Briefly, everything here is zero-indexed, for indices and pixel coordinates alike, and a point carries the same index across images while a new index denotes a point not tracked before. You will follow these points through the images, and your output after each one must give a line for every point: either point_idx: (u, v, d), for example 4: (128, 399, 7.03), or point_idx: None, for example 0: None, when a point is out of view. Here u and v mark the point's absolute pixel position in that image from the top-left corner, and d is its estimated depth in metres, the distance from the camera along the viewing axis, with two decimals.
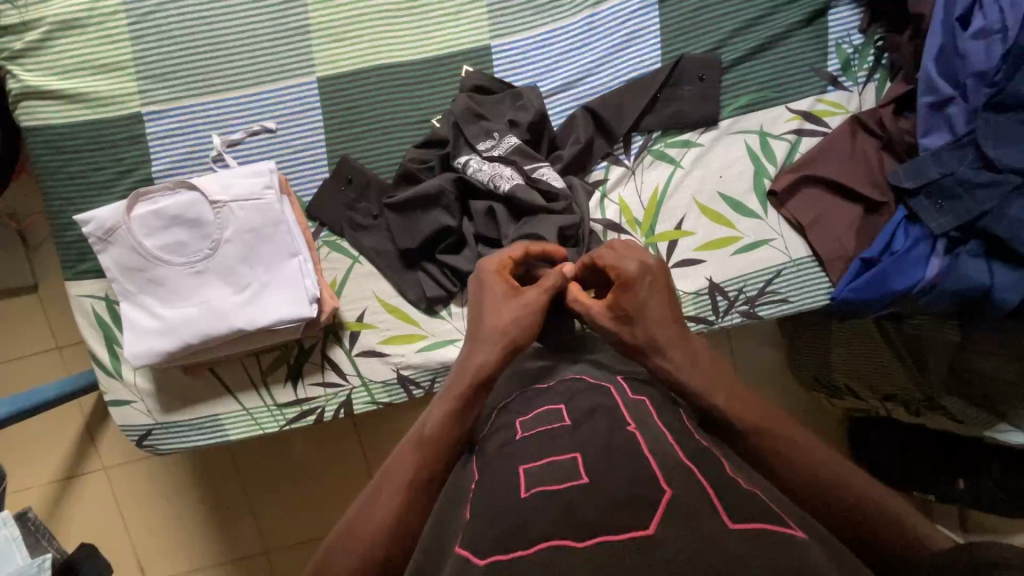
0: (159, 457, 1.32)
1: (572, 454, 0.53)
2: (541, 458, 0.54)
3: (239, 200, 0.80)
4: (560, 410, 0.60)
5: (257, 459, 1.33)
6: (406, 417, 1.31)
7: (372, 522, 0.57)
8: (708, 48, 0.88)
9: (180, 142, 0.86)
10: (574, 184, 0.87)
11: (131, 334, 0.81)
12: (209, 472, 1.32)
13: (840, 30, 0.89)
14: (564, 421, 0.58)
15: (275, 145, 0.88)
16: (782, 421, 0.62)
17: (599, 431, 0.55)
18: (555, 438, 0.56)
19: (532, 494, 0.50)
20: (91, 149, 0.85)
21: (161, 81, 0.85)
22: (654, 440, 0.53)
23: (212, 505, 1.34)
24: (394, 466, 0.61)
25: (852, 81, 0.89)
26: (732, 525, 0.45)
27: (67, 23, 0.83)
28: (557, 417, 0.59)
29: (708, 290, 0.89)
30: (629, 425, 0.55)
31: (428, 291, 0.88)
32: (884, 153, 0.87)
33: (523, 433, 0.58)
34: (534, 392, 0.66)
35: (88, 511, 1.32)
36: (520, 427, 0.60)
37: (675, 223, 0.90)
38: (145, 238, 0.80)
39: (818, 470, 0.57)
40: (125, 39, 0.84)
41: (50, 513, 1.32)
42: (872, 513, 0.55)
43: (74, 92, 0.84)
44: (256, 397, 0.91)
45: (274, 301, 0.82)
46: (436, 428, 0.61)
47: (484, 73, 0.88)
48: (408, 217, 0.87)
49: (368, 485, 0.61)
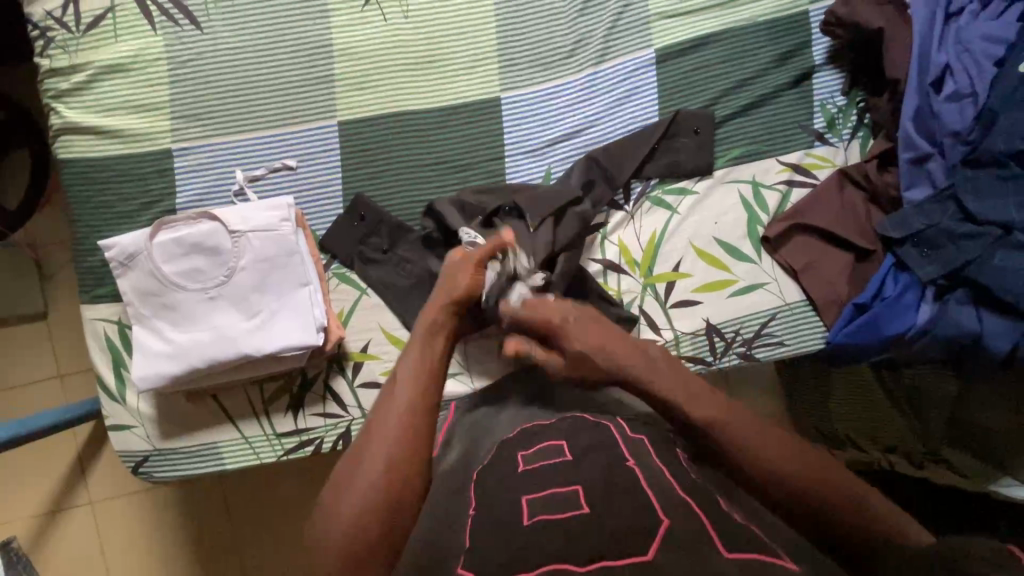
0: (149, 491, 1.30)
1: (572, 487, 0.54)
2: (542, 490, 0.54)
3: (257, 230, 0.84)
4: (562, 445, 0.60)
5: (247, 495, 1.30)
6: None
7: (342, 520, 0.56)
8: (702, 105, 0.95)
9: (205, 176, 0.91)
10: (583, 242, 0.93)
11: (141, 357, 0.83)
12: (199, 506, 1.30)
13: (825, 91, 0.95)
14: (565, 455, 0.58)
15: (294, 182, 0.93)
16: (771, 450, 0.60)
17: (599, 467, 0.56)
18: (556, 468, 0.57)
19: (534, 523, 0.51)
20: (122, 181, 0.90)
21: (192, 121, 0.91)
22: (652, 477, 0.54)
23: (198, 542, 1.30)
24: (359, 468, 0.58)
25: (837, 137, 0.95)
26: (726, 553, 0.45)
27: (112, 68, 0.90)
28: (559, 452, 0.59)
29: (705, 331, 0.93)
30: (628, 460, 0.56)
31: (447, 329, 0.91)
32: (871, 204, 0.92)
33: (524, 467, 0.58)
34: (534, 426, 0.66)
35: (71, 545, 1.29)
36: (523, 459, 0.60)
37: (672, 265, 0.94)
38: (164, 263, 0.83)
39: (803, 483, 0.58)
40: (163, 82, 0.91)
41: (30, 547, 1.29)
42: (849, 511, 0.56)
43: (112, 129, 0.90)
44: (257, 425, 0.91)
45: (282, 329, 0.84)
46: (396, 418, 0.61)
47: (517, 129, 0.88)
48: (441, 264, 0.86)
49: (331, 483, 0.59)
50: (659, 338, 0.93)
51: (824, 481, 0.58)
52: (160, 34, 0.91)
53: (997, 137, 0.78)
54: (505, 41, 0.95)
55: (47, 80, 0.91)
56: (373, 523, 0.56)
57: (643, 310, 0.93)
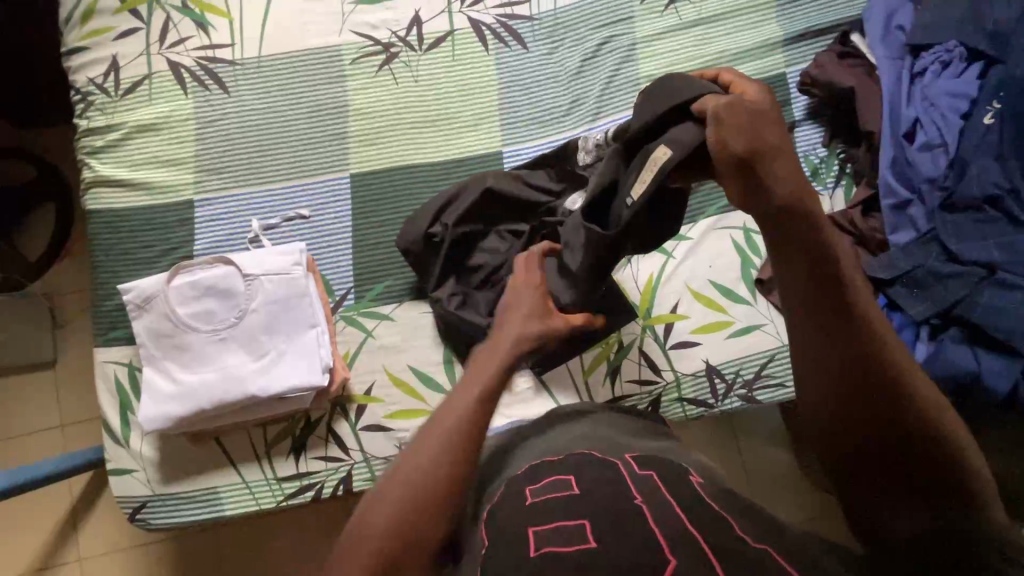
0: (142, 546, 1.26)
1: (578, 521, 0.54)
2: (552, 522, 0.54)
3: (269, 274, 0.88)
4: (569, 480, 0.60)
5: (241, 549, 1.26)
6: None
7: (378, 521, 0.57)
8: None
9: (223, 225, 0.96)
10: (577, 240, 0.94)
11: (149, 398, 0.85)
12: (191, 563, 1.25)
13: (806, 144, 1.01)
14: (575, 489, 0.58)
15: (305, 230, 0.98)
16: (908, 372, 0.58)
17: (600, 499, 0.56)
18: (556, 502, 0.57)
19: (540, 555, 0.51)
20: (144, 229, 0.95)
21: (215, 174, 0.97)
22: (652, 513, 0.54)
23: None
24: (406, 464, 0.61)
25: (822, 185, 0.99)
26: None
27: (145, 127, 0.98)
28: (564, 487, 0.59)
29: (706, 372, 0.95)
30: (636, 497, 0.56)
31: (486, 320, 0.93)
32: (859, 248, 0.94)
33: (533, 500, 0.58)
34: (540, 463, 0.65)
35: None
36: (535, 496, 0.59)
37: (670, 307, 0.97)
38: (178, 305, 0.87)
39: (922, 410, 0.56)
40: (190, 140, 0.98)
41: None
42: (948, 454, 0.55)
43: (139, 181, 0.96)
44: (258, 470, 0.91)
45: (289, 371, 0.86)
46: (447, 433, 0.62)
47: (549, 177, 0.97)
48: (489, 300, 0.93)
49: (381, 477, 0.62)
50: (661, 380, 0.95)
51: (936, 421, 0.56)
52: (191, 98, 0.99)
53: (970, 183, 0.83)
54: (507, 102, 1.03)
55: (84, 138, 0.98)
56: (401, 533, 0.57)
57: (642, 352, 0.95)
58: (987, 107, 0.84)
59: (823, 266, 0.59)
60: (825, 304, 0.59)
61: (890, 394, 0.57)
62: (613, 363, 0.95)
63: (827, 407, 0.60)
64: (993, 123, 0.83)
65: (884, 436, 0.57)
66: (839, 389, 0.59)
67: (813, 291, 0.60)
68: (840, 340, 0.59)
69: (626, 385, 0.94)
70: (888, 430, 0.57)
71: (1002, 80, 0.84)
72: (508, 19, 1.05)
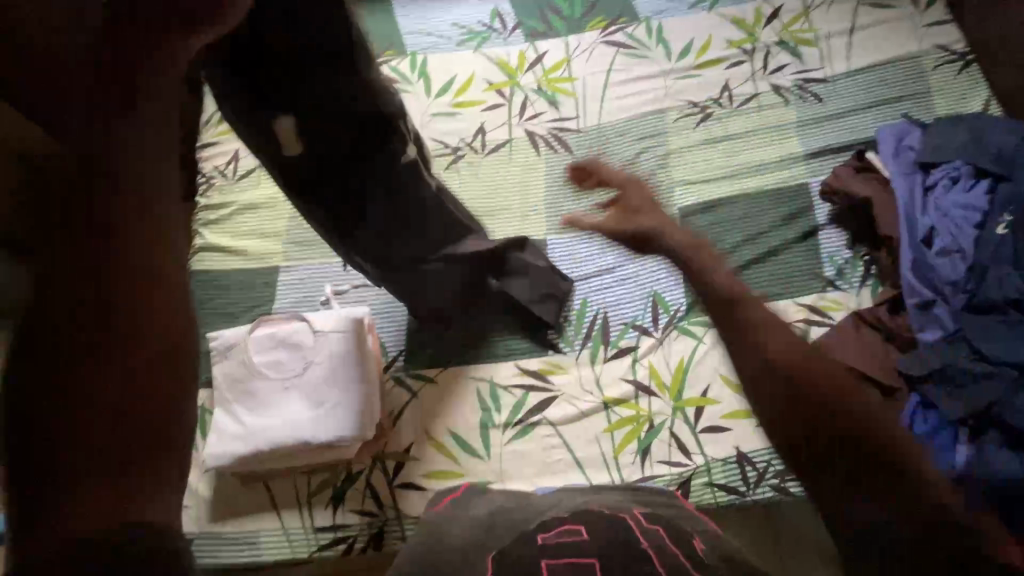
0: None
1: (593, 560, 0.56)
2: (565, 558, 0.56)
3: (336, 331, 0.98)
4: (580, 529, 0.60)
5: None
6: None
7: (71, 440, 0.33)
8: (723, 250, 1.10)
9: (301, 288, 1.11)
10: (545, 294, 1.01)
11: (216, 437, 0.94)
12: None
13: (831, 246, 1.08)
14: (583, 535, 0.59)
15: (370, 298, 1.10)
16: (822, 374, 0.54)
17: (616, 545, 0.57)
18: (572, 540, 0.58)
19: None
20: (236, 289, 1.11)
21: (301, 246, 1.14)
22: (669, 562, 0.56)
23: None
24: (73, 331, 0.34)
25: (847, 283, 1.05)
26: None
27: (251, 205, 1.18)
28: (577, 534, 0.59)
29: (737, 459, 0.95)
30: (643, 547, 0.57)
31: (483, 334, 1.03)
32: (889, 345, 0.96)
33: (544, 540, 0.60)
34: (576, 513, 0.66)
35: None
36: (543, 540, 0.59)
37: (700, 390, 1.00)
38: (255, 354, 0.98)
39: (857, 417, 0.52)
40: (286, 217, 1.17)
41: None
42: (889, 449, 0.52)
43: (240, 249, 1.14)
44: (298, 517, 0.96)
45: (340, 421, 0.93)
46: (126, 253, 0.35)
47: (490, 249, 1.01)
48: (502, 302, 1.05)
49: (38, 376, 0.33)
50: (691, 463, 0.96)
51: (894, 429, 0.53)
52: None
53: (990, 287, 0.88)
54: (555, 196, 1.18)
55: (201, 212, 1.19)
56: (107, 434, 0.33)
57: (673, 433, 0.98)
58: (999, 219, 0.91)
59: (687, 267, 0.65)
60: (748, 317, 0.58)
61: (841, 418, 0.52)
62: (644, 442, 0.97)
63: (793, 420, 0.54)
64: (1005, 234, 0.90)
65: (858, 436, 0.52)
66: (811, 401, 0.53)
67: (750, 312, 0.58)
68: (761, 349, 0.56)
69: (656, 465, 0.96)
70: (851, 428, 0.52)
71: (1009, 196, 0.92)
72: (560, 131, 1.23)
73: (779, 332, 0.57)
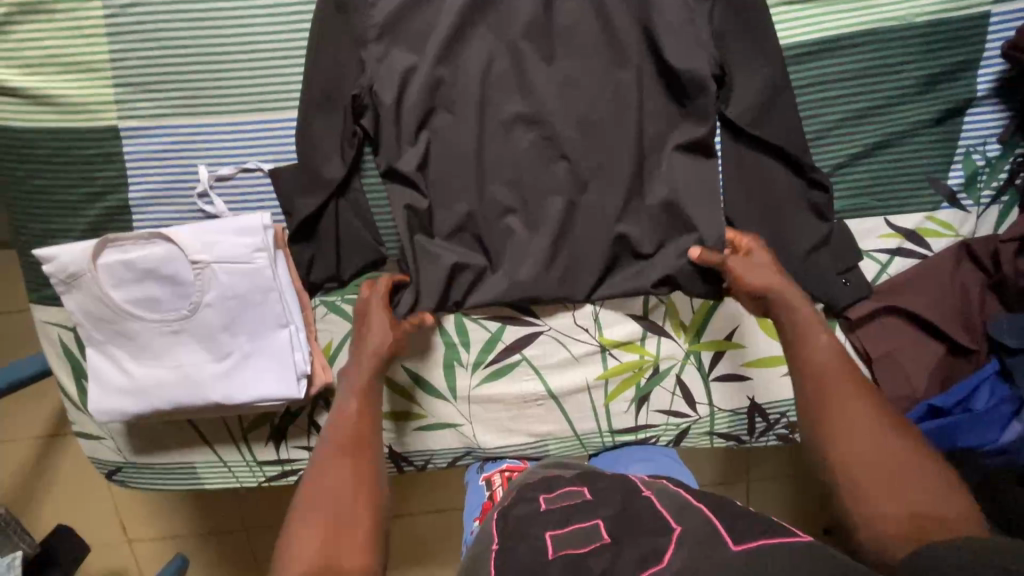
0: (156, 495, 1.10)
1: (594, 519, 0.55)
2: (567, 525, 0.56)
3: (224, 262, 0.68)
4: (584, 491, 0.61)
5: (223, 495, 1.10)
6: (417, 489, 1.08)
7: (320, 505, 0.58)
8: (817, 131, 0.70)
9: (160, 169, 0.72)
10: (630, 118, 0.69)
11: (96, 387, 0.72)
12: (205, 507, 1.11)
13: (975, 135, 0.71)
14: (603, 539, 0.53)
15: (269, 189, 0.72)
16: (842, 411, 0.57)
17: (616, 502, 0.58)
18: (516, 511, 0.60)
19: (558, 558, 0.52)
20: (58, 162, 0.72)
21: (142, 92, 0.70)
22: (634, 561, 0.50)
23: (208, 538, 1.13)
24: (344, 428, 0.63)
25: (973, 199, 0.73)
26: (735, 547, 0.49)
27: (31, 5, 0.67)
28: (579, 496, 0.60)
29: (747, 410, 0.82)
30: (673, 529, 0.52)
31: (537, 136, 0.70)
32: (987, 291, 0.74)
33: (549, 506, 0.60)
34: (555, 476, 0.66)
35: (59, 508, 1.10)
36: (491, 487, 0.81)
37: (725, 333, 0.79)
38: (112, 288, 0.68)
39: (843, 437, 0.56)
40: (100, 34, 0.68)
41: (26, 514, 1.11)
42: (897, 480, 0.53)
43: (39, 92, 0.70)
44: (236, 451, 0.84)
45: (256, 376, 0.71)
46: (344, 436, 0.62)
47: (535, 82, 0.69)
48: (581, 110, 0.69)
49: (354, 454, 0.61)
50: (693, 414, 0.82)
51: (875, 461, 0.54)
52: None
53: None
54: None
55: None
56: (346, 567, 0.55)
57: (679, 381, 0.80)
58: None
59: (803, 320, 0.63)
60: (827, 371, 0.59)
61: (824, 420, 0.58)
62: (643, 390, 0.80)
63: (812, 446, 0.58)
64: None
65: (832, 442, 0.56)
66: (867, 468, 0.54)
67: (822, 359, 0.60)
68: (845, 414, 0.57)
69: (652, 414, 0.82)
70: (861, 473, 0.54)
71: None
72: None
73: (853, 394, 0.58)
